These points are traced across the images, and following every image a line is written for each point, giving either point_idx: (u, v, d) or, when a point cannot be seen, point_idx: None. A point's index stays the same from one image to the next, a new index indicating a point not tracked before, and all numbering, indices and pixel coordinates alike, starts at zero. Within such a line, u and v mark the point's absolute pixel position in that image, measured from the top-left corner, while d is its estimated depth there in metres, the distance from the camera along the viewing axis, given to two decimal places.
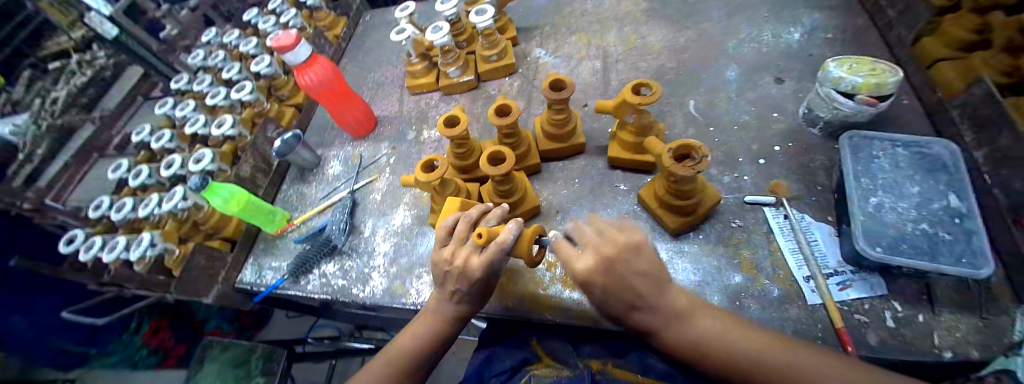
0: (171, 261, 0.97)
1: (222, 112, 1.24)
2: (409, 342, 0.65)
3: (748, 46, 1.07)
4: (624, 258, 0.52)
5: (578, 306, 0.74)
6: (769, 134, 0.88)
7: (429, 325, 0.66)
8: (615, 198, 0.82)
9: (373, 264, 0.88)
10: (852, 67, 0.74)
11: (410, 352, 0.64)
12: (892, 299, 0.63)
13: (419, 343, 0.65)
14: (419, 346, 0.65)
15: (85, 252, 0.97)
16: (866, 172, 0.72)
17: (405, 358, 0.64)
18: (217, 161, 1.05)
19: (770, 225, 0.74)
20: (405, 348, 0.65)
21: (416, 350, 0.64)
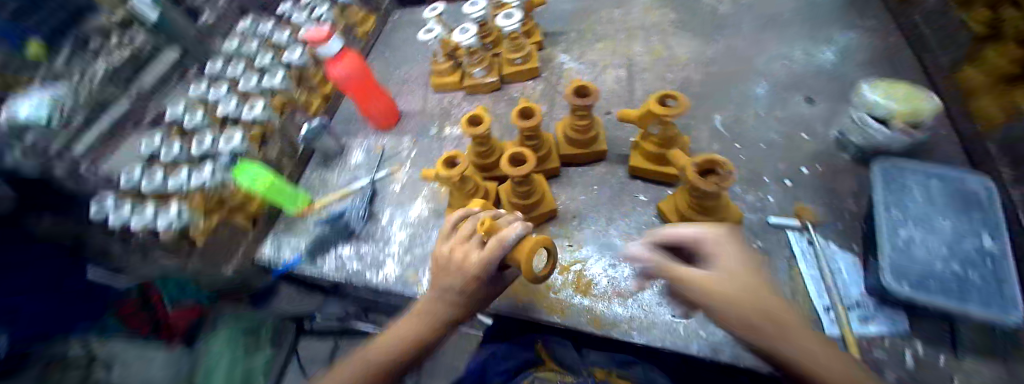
0: (197, 234, 0.94)
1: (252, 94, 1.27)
2: (396, 337, 0.65)
3: (779, 64, 1.05)
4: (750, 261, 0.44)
5: (587, 314, 0.70)
6: (796, 155, 0.86)
7: (418, 323, 0.65)
8: (633, 208, 0.81)
9: (388, 252, 0.90)
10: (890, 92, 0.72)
11: (390, 352, 0.64)
12: (914, 338, 0.61)
13: (403, 337, 0.64)
14: (399, 346, 0.64)
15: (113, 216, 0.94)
16: (897, 203, 0.69)
17: (387, 355, 0.63)
18: (246, 141, 1.05)
19: (793, 248, 0.72)
20: (390, 342, 0.65)
21: (402, 346, 0.64)
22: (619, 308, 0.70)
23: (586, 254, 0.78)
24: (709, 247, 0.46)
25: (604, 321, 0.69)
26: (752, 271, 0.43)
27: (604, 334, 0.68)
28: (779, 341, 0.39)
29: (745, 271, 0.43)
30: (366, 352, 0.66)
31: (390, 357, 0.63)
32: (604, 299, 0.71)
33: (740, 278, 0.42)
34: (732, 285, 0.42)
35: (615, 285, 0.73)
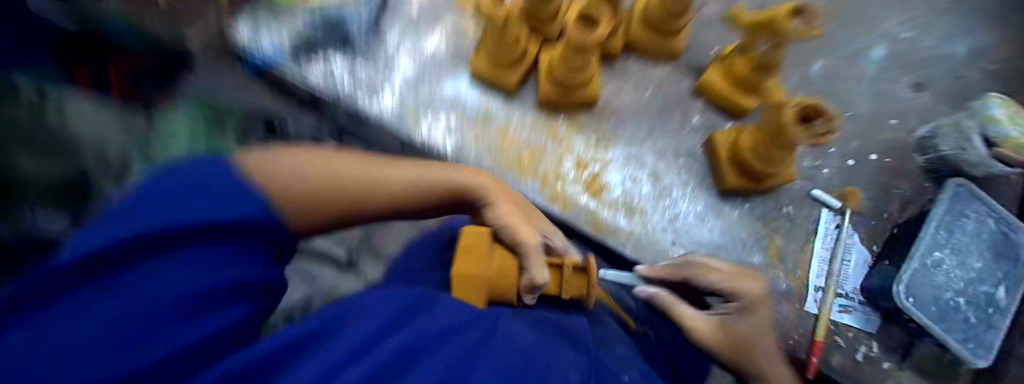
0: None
1: None
2: (395, 178, 0.45)
3: (921, 21, 0.82)
4: (759, 326, 0.54)
5: (588, 216, 0.66)
6: (874, 139, 0.75)
7: (432, 181, 0.47)
8: (681, 127, 0.70)
9: (387, 79, 0.75)
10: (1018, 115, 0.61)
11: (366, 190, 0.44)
12: (874, 339, 0.63)
13: (357, 188, 0.43)
14: (381, 199, 0.44)
15: None
16: (950, 227, 0.63)
17: (360, 186, 0.42)
18: None
19: (818, 226, 0.67)
20: (381, 176, 0.44)
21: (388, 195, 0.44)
22: (622, 221, 0.66)
23: (611, 158, 0.69)
24: (737, 301, 0.55)
25: (603, 229, 0.66)
26: (762, 324, 0.54)
27: (599, 239, 0.65)
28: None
29: (757, 323, 0.54)
30: (324, 159, 0.44)
31: (369, 195, 0.43)
32: (612, 207, 0.67)
33: (747, 328, 0.54)
34: (732, 332, 0.54)
35: (628, 199, 0.67)
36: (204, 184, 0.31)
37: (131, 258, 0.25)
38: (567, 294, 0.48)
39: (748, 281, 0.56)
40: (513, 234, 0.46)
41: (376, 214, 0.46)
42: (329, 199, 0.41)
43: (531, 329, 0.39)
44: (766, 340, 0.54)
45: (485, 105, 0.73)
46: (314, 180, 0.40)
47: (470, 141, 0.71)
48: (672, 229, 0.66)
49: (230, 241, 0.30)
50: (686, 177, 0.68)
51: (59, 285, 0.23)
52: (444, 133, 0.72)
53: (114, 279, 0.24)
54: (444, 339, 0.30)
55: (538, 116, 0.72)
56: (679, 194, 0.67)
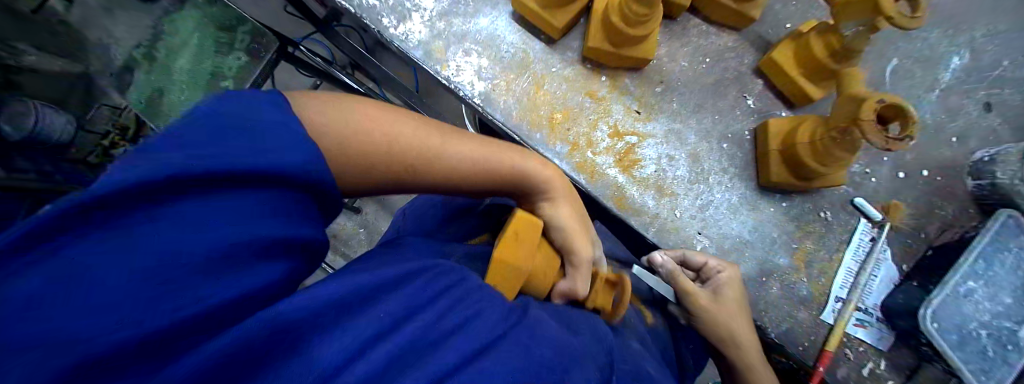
0: None
1: None
2: (449, 157, 0.48)
3: None
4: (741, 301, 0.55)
5: (614, 190, 0.62)
6: (930, 155, 0.69)
7: (484, 165, 0.50)
8: (732, 108, 0.64)
9: (418, 2, 0.67)
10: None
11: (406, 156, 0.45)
12: (884, 357, 0.62)
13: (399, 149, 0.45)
14: (428, 173, 0.47)
15: None
16: (992, 257, 0.58)
17: (415, 154, 0.46)
18: None
19: (851, 237, 0.63)
20: (439, 148, 0.47)
21: (436, 169, 0.47)
22: (649, 201, 0.62)
23: (650, 131, 0.63)
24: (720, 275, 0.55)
25: (628, 206, 0.61)
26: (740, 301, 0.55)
27: (621, 216, 0.61)
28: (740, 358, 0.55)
29: (736, 298, 0.55)
30: (384, 117, 0.45)
31: (419, 165, 0.46)
32: (642, 185, 0.62)
33: (732, 300, 0.54)
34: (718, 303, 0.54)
35: (660, 178, 0.62)
36: (261, 122, 0.30)
37: (185, 195, 0.24)
38: (592, 305, 0.50)
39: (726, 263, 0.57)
40: (567, 241, 0.50)
41: (418, 186, 0.49)
42: (382, 163, 0.44)
43: (558, 322, 0.39)
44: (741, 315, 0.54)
45: (522, 50, 0.66)
46: (372, 140, 0.43)
47: (500, 88, 0.65)
48: (701, 217, 0.62)
49: (280, 190, 0.28)
50: (726, 163, 0.63)
51: (117, 212, 0.22)
52: (473, 75, 0.65)
53: (164, 217, 0.23)
54: (466, 326, 0.30)
55: (580, 70, 0.65)
56: (715, 181, 0.62)
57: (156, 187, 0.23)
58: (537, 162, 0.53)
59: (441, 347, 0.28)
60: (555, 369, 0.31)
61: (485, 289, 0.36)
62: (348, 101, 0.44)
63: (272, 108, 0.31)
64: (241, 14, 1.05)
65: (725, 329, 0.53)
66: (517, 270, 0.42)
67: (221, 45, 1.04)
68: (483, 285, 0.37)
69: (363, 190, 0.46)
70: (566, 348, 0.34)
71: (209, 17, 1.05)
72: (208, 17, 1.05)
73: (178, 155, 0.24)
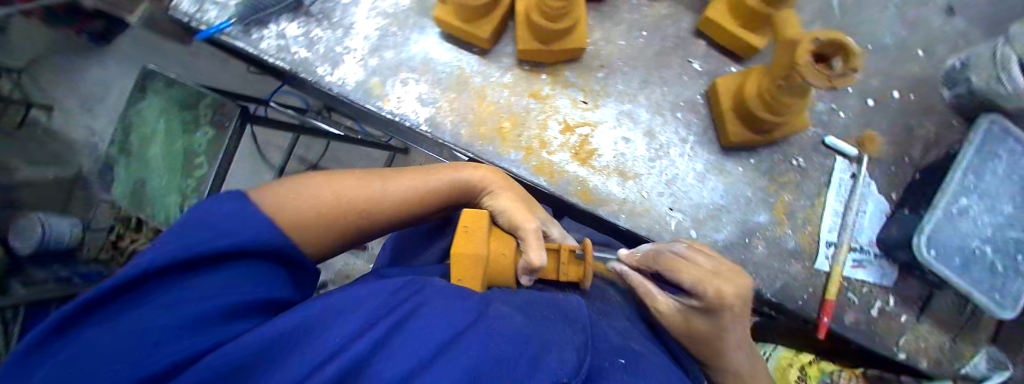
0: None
1: None
2: (396, 193, 0.48)
3: None
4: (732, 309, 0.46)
5: (578, 183, 0.61)
6: (897, 76, 0.66)
7: (430, 190, 0.49)
8: (680, 75, 0.62)
9: (348, 45, 0.66)
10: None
11: (359, 209, 0.46)
12: (892, 293, 0.60)
13: (351, 204, 0.45)
14: (378, 212, 0.47)
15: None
16: (978, 169, 0.55)
17: (361, 198, 0.46)
18: None
19: (832, 178, 0.61)
20: (383, 191, 0.47)
21: (383, 208, 0.47)
22: (614, 187, 0.60)
23: (601, 118, 0.62)
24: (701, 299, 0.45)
25: (596, 197, 0.60)
26: (727, 320, 0.46)
27: (590, 209, 0.60)
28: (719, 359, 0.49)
29: (718, 321, 0.46)
30: (331, 178, 0.46)
31: (367, 208, 0.46)
32: (603, 173, 0.61)
33: (709, 323, 0.46)
34: (690, 323, 0.47)
35: (620, 162, 0.61)
36: (217, 216, 0.35)
37: (153, 284, 0.29)
38: (566, 279, 0.46)
39: (724, 281, 0.45)
40: (512, 222, 0.49)
41: (374, 229, 0.48)
42: (337, 220, 0.44)
43: (522, 313, 0.37)
44: (729, 330, 0.47)
45: (458, 67, 0.65)
46: (320, 203, 0.43)
47: (444, 110, 0.64)
48: (670, 191, 0.60)
49: (236, 264, 0.34)
50: (685, 132, 0.61)
51: (108, 305, 0.28)
52: (416, 103, 0.65)
53: (146, 303, 0.29)
54: (417, 332, 0.29)
55: (518, 74, 0.64)
56: (677, 153, 0.61)
57: (132, 280, 0.28)
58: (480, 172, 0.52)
59: (389, 360, 0.27)
60: (513, 363, 0.29)
61: (442, 295, 0.35)
62: (299, 175, 0.46)
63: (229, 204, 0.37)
64: (200, 90, 1.08)
65: (698, 346, 0.48)
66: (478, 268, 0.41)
67: (189, 124, 1.10)
68: (443, 288, 0.36)
69: (327, 250, 0.46)
70: (526, 340, 0.32)
71: (172, 100, 1.12)
72: (170, 99, 1.11)
73: (149, 254, 0.30)
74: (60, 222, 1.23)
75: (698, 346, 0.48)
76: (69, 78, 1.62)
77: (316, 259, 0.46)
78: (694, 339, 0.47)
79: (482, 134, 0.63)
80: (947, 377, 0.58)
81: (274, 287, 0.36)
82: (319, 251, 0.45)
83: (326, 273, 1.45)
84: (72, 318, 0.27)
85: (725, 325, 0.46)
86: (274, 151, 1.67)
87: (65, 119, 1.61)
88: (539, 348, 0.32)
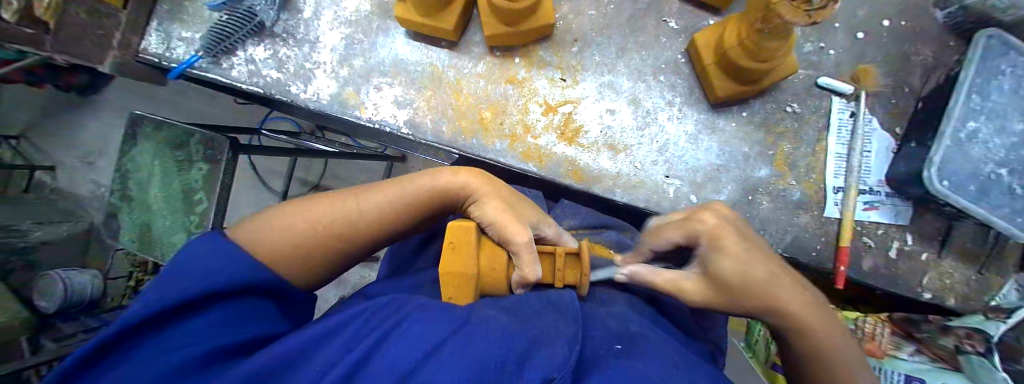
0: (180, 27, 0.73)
1: None
2: (374, 210, 0.46)
3: None
4: (745, 250, 0.41)
5: (568, 164, 0.59)
6: (887, 2, 0.62)
7: (405, 198, 0.47)
8: (657, 37, 0.60)
9: (316, 60, 0.65)
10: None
11: (340, 234, 0.45)
12: (909, 231, 0.57)
13: (329, 231, 0.44)
14: (354, 231, 0.45)
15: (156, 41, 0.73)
16: (982, 88, 0.52)
17: (338, 222, 0.45)
18: None
19: (830, 120, 0.58)
20: (359, 208, 0.46)
21: (358, 227, 0.46)
22: (605, 163, 0.59)
23: (582, 94, 0.60)
24: (699, 244, 0.44)
25: (589, 175, 0.59)
26: (747, 256, 0.41)
27: (584, 189, 0.59)
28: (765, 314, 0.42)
29: (736, 258, 0.41)
30: (307, 204, 0.46)
31: (346, 230, 0.45)
32: (592, 150, 0.59)
33: (733, 267, 0.40)
34: (718, 281, 0.42)
35: (607, 136, 0.59)
36: (197, 259, 0.36)
37: (144, 336, 0.32)
38: (562, 284, 0.45)
39: (699, 216, 0.44)
40: (501, 233, 0.45)
41: (356, 249, 0.47)
42: (320, 248, 0.44)
43: (510, 313, 0.36)
44: (759, 268, 0.41)
45: (429, 65, 0.64)
46: (298, 234, 0.43)
47: (423, 110, 0.63)
48: (664, 158, 0.58)
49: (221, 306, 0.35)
50: (670, 96, 0.59)
51: (104, 361, 0.30)
52: (393, 107, 0.63)
53: (138, 352, 0.31)
54: (398, 349, 0.29)
55: (491, 62, 0.63)
56: (666, 118, 0.59)
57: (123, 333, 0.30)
58: (458, 174, 0.49)
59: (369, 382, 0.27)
60: (503, 364, 0.28)
61: (423, 307, 0.34)
62: (279, 206, 0.46)
63: (205, 244, 0.38)
64: (188, 129, 1.08)
65: (746, 302, 0.41)
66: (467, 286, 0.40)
67: (182, 163, 1.10)
68: (422, 304, 0.35)
69: (322, 275, 0.47)
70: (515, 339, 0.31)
71: (161, 143, 1.12)
72: (160, 142, 1.12)
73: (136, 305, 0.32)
74: (81, 275, 1.26)
75: (747, 304, 0.41)
76: (62, 136, 1.63)
77: (304, 287, 0.45)
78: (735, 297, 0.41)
79: (466, 129, 0.62)
80: (978, 311, 0.56)
81: (261, 323, 0.37)
82: (312, 278, 0.46)
83: (342, 290, 1.46)
84: (69, 377, 0.29)
85: (751, 260, 0.41)
86: (273, 177, 1.66)
87: (67, 176, 1.64)
88: (528, 347, 0.31)
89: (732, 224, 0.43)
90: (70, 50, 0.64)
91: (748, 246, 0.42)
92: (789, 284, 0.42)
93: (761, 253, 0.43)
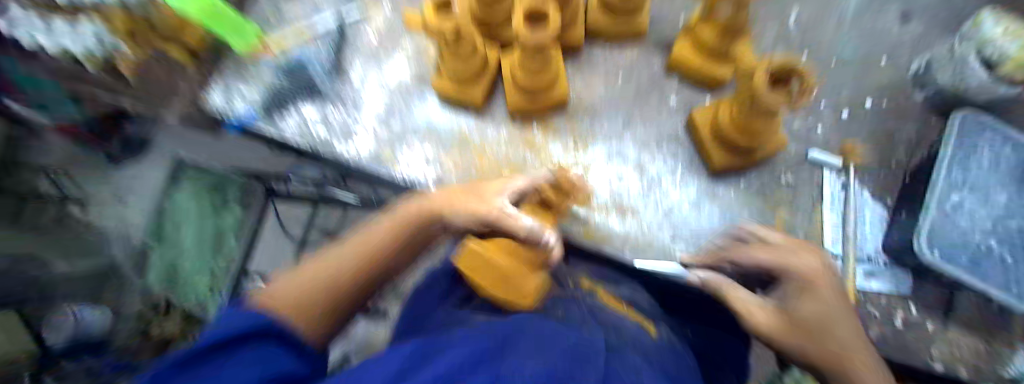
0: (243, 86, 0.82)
1: None
2: (365, 244, 0.52)
3: None
4: (834, 300, 0.42)
5: (579, 222, 0.64)
6: (868, 86, 0.69)
7: (390, 227, 0.53)
8: (659, 113, 0.68)
9: (359, 121, 0.75)
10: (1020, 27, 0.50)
11: (336, 275, 0.49)
12: (911, 300, 0.59)
13: (328, 275, 0.48)
14: (343, 273, 0.49)
15: (219, 97, 0.82)
16: (962, 164, 0.57)
17: (335, 266, 0.49)
18: None
19: (823, 191, 0.63)
20: (355, 249, 0.51)
21: (345, 270, 0.49)
22: (614, 223, 0.63)
23: (593, 160, 0.67)
24: (787, 283, 0.45)
25: (599, 235, 0.63)
26: (829, 305, 0.42)
27: (594, 247, 0.63)
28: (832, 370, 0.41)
29: (822, 304, 0.41)
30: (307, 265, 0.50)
31: (343, 271, 0.49)
32: (602, 210, 0.64)
33: (815, 308, 0.41)
34: (795, 317, 0.42)
35: (616, 199, 0.65)
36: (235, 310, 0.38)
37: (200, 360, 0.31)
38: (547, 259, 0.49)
39: (804, 256, 0.45)
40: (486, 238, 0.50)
41: (355, 286, 0.50)
42: (324, 291, 0.47)
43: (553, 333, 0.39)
44: (844, 327, 0.41)
45: (458, 129, 0.72)
46: (303, 282, 0.47)
47: (449, 168, 0.70)
48: (669, 221, 0.63)
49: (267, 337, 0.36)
50: (673, 163, 0.66)
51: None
52: (423, 164, 0.71)
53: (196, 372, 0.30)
54: (461, 350, 0.31)
55: (512, 130, 0.71)
56: (670, 184, 0.65)
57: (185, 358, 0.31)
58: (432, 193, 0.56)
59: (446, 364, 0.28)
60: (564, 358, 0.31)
61: (464, 334, 0.36)
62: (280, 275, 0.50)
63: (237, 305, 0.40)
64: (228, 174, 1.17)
65: (816, 357, 0.41)
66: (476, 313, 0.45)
67: None
68: (461, 330, 0.37)
69: (326, 322, 0.46)
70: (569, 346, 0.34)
71: (203, 186, 1.21)
72: (201, 186, 1.21)
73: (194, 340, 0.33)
74: None
75: (817, 349, 0.41)
76: None
77: (314, 339, 0.44)
78: (807, 336, 0.41)
79: None
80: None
81: (300, 362, 0.37)
82: (317, 325, 0.45)
83: None
84: None
85: (837, 315, 0.41)
86: (294, 222, 1.74)
87: None
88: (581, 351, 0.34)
89: (828, 274, 0.44)
90: None
91: (838, 304, 0.42)
92: (865, 356, 0.41)
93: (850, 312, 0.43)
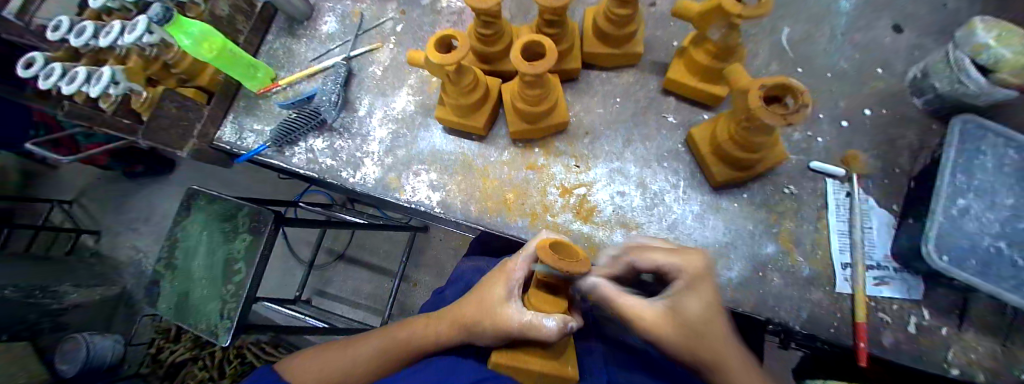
0: (254, 121, 0.86)
1: (116, 15, 0.88)
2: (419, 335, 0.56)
3: None
4: (706, 302, 0.43)
5: (584, 240, 0.65)
6: (865, 95, 0.70)
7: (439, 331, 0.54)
8: (657, 129, 0.69)
9: (366, 150, 0.77)
10: (1013, 31, 0.49)
11: (381, 357, 0.56)
12: (925, 307, 0.58)
13: (377, 356, 0.56)
14: (369, 359, 0.56)
15: (233, 135, 0.86)
16: (964, 167, 0.56)
17: (383, 351, 0.57)
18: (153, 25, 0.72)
19: (827, 199, 0.64)
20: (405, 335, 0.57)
21: (380, 353, 0.57)
22: (619, 239, 0.64)
23: (594, 178, 0.68)
24: (678, 280, 0.45)
25: (606, 250, 0.64)
26: (712, 303, 0.44)
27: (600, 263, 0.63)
28: (703, 356, 0.43)
29: (705, 302, 0.43)
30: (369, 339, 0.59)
31: (388, 354, 0.56)
32: (606, 227, 0.65)
33: (699, 309, 0.43)
34: (680, 319, 0.43)
35: (621, 215, 0.65)
36: None
37: None
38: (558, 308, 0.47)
39: (689, 255, 0.45)
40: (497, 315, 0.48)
41: (384, 368, 0.56)
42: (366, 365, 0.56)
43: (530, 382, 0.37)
44: (696, 306, 0.43)
45: (461, 154, 0.74)
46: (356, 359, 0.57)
47: (454, 191, 0.71)
48: (674, 236, 0.63)
49: None
50: (675, 179, 0.66)
51: None
52: (428, 189, 0.72)
53: None
54: None
55: (514, 151, 0.72)
56: (672, 198, 0.65)
57: None
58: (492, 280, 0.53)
59: None
60: None
61: None
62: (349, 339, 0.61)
63: None
64: (238, 203, 1.20)
65: (699, 351, 0.43)
66: (513, 349, 0.49)
67: (229, 234, 1.19)
68: None
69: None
70: None
71: (212, 216, 1.23)
72: (211, 214, 1.23)
73: None
74: (102, 340, 1.35)
75: (699, 348, 0.43)
76: (118, 205, 1.81)
77: None
78: (689, 337, 0.43)
79: (492, 208, 0.69)
80: None
81: None
82: None
83: None
84: None
85: (711, 308, 0.43)
86: (303, 246, 1.76)
87: (111, 239, 1.78)
88: None
89: (709, 270, 0.46)
90: (154, 139, 0.75)
91: (709, 304, 0.44)
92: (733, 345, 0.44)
93: (710, 309, 0.43)
